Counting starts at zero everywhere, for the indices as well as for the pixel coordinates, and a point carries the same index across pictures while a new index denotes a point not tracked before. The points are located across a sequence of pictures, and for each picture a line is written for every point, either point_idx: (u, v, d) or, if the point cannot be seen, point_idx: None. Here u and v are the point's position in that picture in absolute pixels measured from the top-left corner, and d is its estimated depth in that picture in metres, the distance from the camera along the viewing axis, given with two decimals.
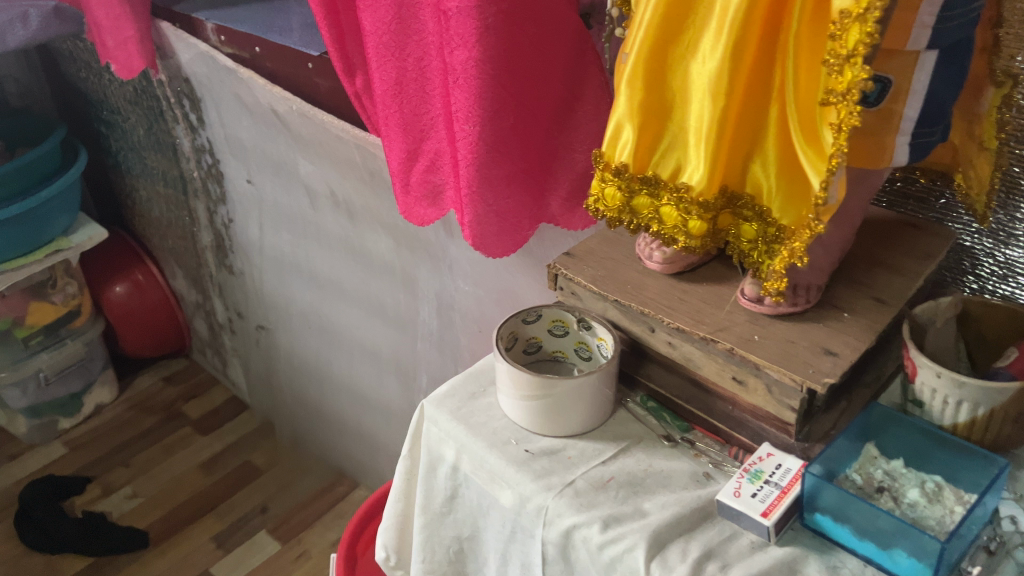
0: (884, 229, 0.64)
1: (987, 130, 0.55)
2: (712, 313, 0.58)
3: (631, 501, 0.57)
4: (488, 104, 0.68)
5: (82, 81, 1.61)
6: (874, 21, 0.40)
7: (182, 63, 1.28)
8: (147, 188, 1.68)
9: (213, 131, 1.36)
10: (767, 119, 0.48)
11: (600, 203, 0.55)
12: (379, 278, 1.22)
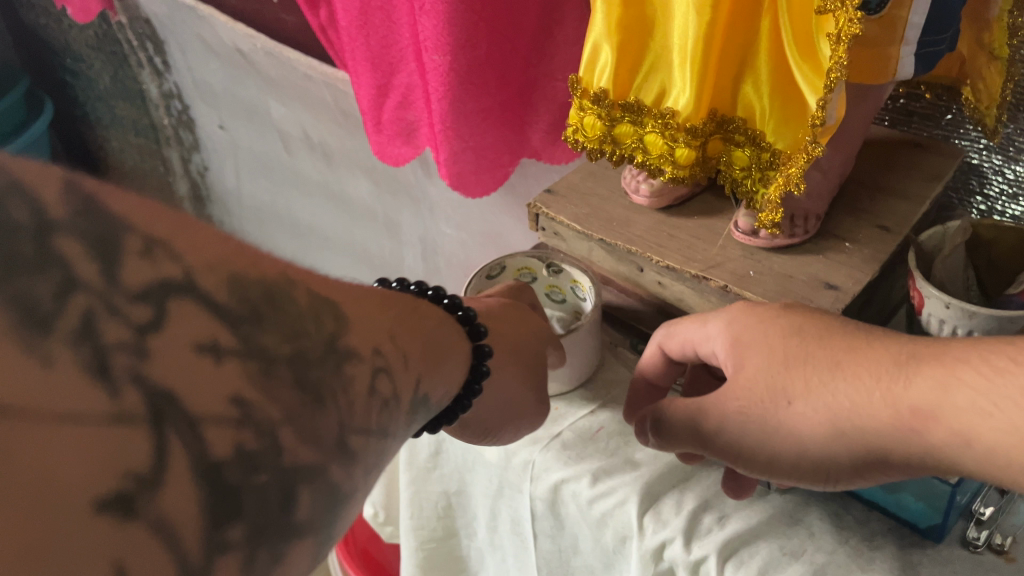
0: (887, 152, 0.60)
1: (998, 37, 0.50)
2: (704, 250, 0.54)
3: (621, 451, 0.54)
4: (457, 31, 0.63)
5: (42, 27, 1.52)
6: None
7: (141, 3, 1.22)
8: (119, 138, 1.62)
9: (180, 76, 1.30)
10: (759, 33, 0.44)
11: (579, 133, 0.51)
12: (361, 223, 1.18)
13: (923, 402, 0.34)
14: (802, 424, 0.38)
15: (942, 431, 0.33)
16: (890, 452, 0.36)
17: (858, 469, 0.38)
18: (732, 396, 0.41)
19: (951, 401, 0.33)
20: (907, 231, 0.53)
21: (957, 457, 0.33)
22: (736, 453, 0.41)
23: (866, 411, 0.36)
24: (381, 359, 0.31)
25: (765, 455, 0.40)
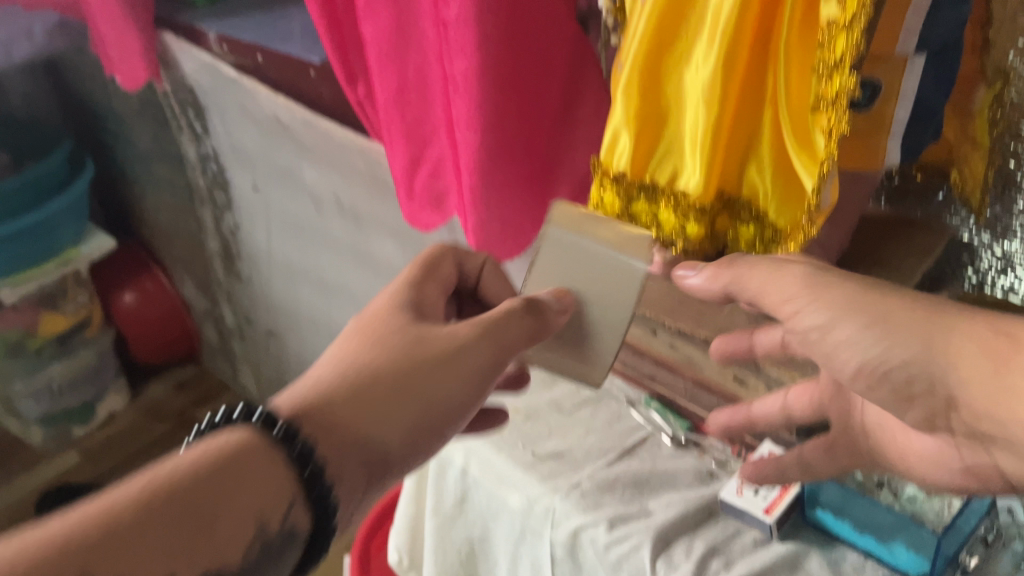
0: (882, 228, 0.65)
1: (980, 128, 0.56)
2: (713, 316, 0.60)
3: (636, 501, 0.59)
4: (488, 110, 0.69)
5: (87, 91, 1.61)
6: (859, 32, 0.40)
7: (186, 73, 1.30)
8: (154, 197, 1.70)
9: (218, 140, 1.37)
10: (761, 124, 0.49)
11: (600, 208, 0.57)
12: (386, 282, 1.23)
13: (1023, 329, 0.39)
14: (894, 309, 0.44)
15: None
16: (957, 370, 0.41)
17: (909, 365, 0.43)
18: (827, 269, 0.47)
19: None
20: None
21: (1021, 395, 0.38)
22: (805, 306, 0.47)
23: (956, 333, 0.41)
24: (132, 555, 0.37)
25: (838, 317, 0.46)
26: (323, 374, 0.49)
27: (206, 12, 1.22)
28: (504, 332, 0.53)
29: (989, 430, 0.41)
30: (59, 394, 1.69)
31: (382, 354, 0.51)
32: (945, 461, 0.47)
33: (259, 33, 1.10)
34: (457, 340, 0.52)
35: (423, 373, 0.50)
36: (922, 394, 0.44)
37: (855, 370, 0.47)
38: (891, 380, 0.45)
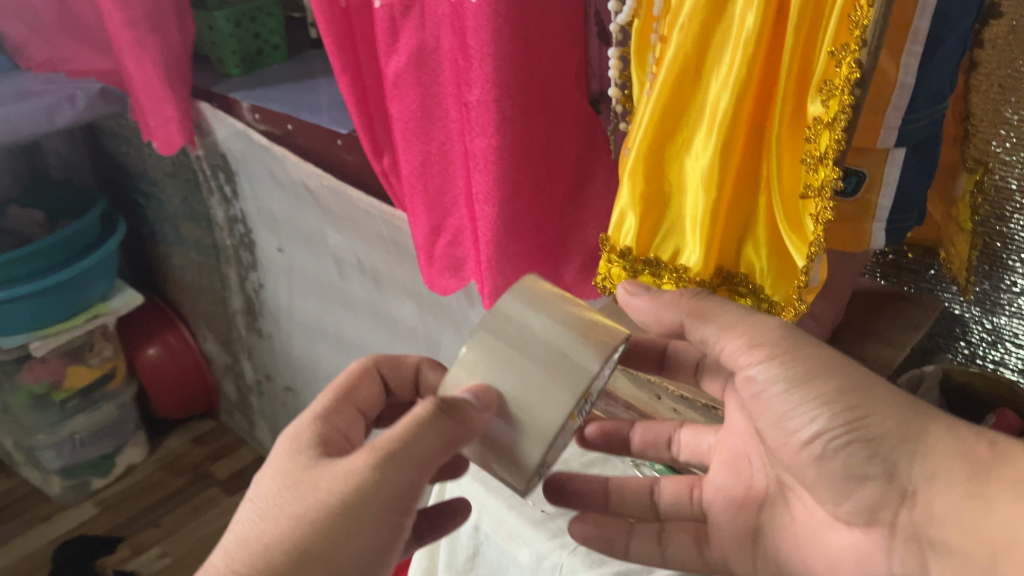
0: (876, 300, 0.68)
1: (963, 212, 0.60)
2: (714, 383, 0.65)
3: (636, 559, 0.64)
4: (506, 188, 0.74)
5: (122, 153, 1.69)
6: (841, 129, 0.46)
7: (218, 140, 1.36)
8: (180, 255, 1.76)
9: (246, 204, 1.44)
10: (756, 207, 0.54)
11: (607, 281, 0.61)
12: (404, 342, 1.28)
13: (1003, 447, 0.47)
14: (870, 393, 0.50)
15: (1004, 473, 0.45)
16: (942, 472, 0.47)
17: (871, 440, 0.49)
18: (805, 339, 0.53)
19: (1019, 464, 0.45)
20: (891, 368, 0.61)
21: (995, 504, 0.44)
22: (766, 356, 0.52)
23: (940, 441, 0.48)
24: None
25: (815, 381, 0.51)
26: (220, 565, 0.45)
27: (240, 85, 1.28)
28: (410, 454, 0.47)
29: (947, 537, 0.47)
30: (80, 446, 1.72)
31: (290, 523, 0.45)
32: (867, 565, 0.52)
33: (290, 104, 1.16)
34: (358, 472, 0.46)
35: (331, 544, 0.44)
36: (878, 476, 0.50)
37: (809, 438, 0.52)
38: (846, 451, 0.50)
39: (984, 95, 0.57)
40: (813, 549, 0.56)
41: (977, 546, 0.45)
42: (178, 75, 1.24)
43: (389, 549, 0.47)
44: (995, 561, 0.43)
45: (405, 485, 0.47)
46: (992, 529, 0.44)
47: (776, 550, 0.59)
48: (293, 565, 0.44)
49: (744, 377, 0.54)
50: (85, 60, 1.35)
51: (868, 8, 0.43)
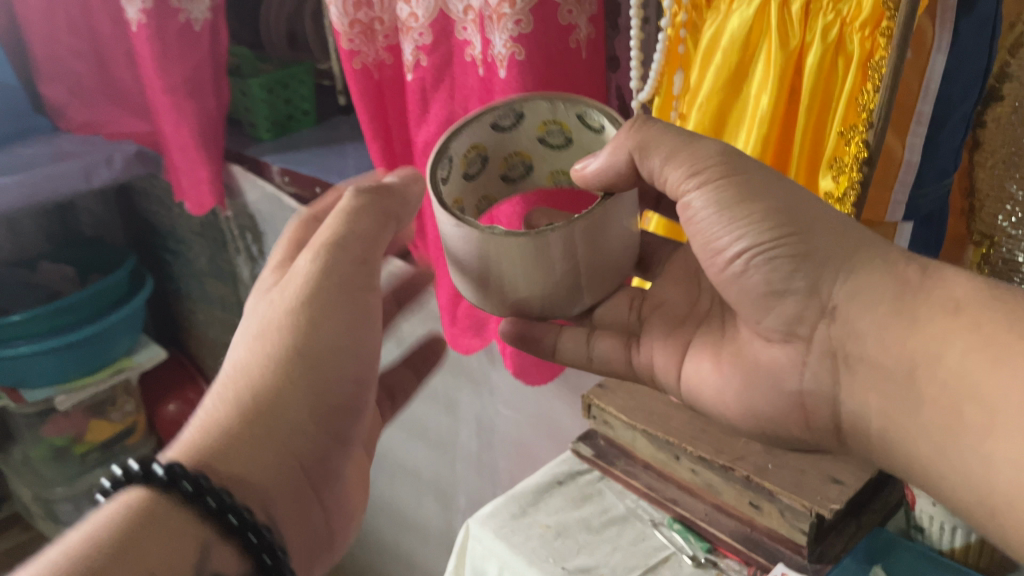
0: None
1: (971, 283, 0.65)
2: (731, 444, 0.66)
3: None
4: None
5: (153, 212, 1.73)
6: (852, 203, 0.49)
7: (249, 201, 1.41)
8: (204, 311, 1.80)
9: (272, 263, 1.47)
10: None
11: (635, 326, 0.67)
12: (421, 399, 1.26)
13: (933, 271, 0.44)
14: (828, 221, 0.46)
15: (934, 294, 0.43)
16: (864, 291, 0.45)
17: (815, 262, 0.46)
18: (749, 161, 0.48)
19: (949, 283, 0.43)
20: None
21: (920, 326, 0.43)
22: (708, 190, 0.47)
23: (866, 257, 0.45)
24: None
25: (758, 204, 0.47)
26: (208, 410, 0.45)
27: (271, 148, 1.33)
28: (362, 254, 0.50)
29: (867, 353, 0.45)
30: None
31: (271, 336, 0.47)
32: (782, 378, 0.50)
33: (319, 168, 1.20)
34: (316, 279, 0.49)
35: (316, 344, 0.47)
36: (799, 292, 0.47)
37: (729, 257, 0.48)
38: (771, 269, 0.47)
39: (990, 171, 0.60)
40: (727, 377, 0.54)
41: (897, 361, 0.44)
42: (211, 137, 1.26)
43: (367, 365, 0.51)
44: (914, 376, 0.43)
45: (366, 283, 0.50)
46: (918, 353, 0.43)
47: (707, 374, 0.55)
48: (257, 417, 0.44)
49: (682, 209, 0.50)
50: (123, 124, 1.41)
51: (874, 93, 0.46)
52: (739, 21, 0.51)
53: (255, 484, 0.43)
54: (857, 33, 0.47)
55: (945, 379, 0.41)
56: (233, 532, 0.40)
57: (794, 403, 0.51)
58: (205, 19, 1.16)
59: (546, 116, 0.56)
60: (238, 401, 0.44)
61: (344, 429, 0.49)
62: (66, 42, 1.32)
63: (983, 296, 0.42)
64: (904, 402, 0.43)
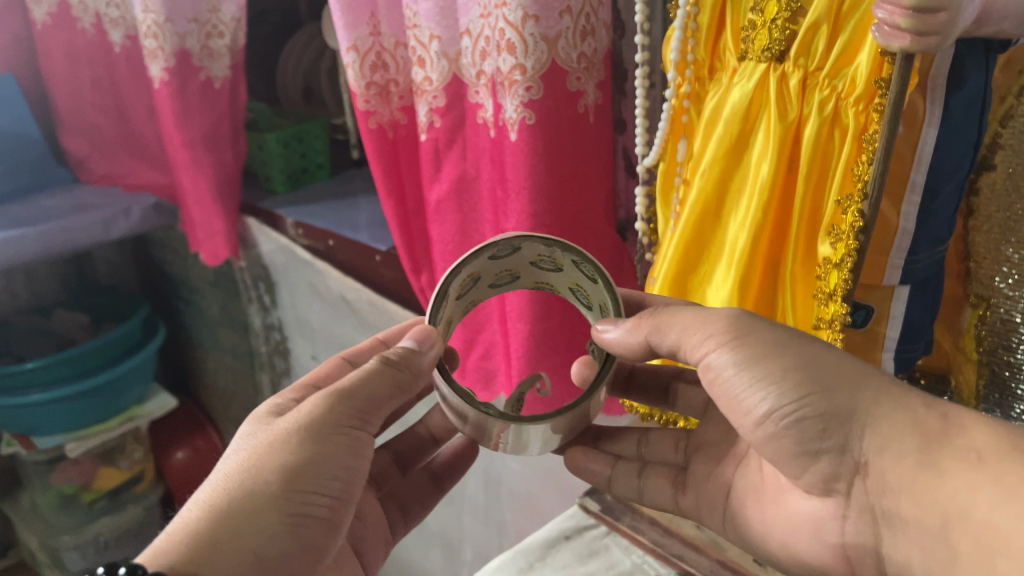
0: None
1: (969, 343, 0.66)
2: None
3: None
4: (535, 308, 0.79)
5: (167, 260, 1.76)
6: (848, 269, 0.51)
7: (262, 252, 1.43)
8: (216, 359, 1.81)
9: (284, 312, 1.50)
10: None
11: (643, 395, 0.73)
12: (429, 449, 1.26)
13: (955, 418, 0.44)
14: (854, 377, 0.47)
15: (956, 443, 0.43)
16: (893, 445, 0.45)
17: (839, 417, 0.46)
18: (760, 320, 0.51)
19: (968, 433, 0.43)
20: None
21: (945, 478, 0.42)
22: (728, 345, 0.50)
23: (889, 407, 0.45)
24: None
25: (775, 360, 0.48)
26: (182, 523, 0.46)
27: (286, 202, 1.35)
28: (367, 406, 0.53)
29: (902, 510, 0.45)
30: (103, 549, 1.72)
31: (257, 458, 0.50)
32: (823, 532, 0.50)
33: (333, 221, 1.23)
34: (313, 413, 0.52)
35: (299, 470, 0.49)
36: (833, 449, 0.47)
37: (761, 418, 0.49)
38: (800, 430, 0.48)
39: (986, 235, 0.62)
40: (779, 527, 0.53)
41: (931, 513, 0.43)
42: (228, 191, 1.29)
43: (349, 496, 0.52)
44: (948, 529, 0.42)
45: (362, 422, 0.53)
46: (948, 499, 0.42)
47: (750, 516, 0.56)
48: (229, 534, 0.45)
49: (705, 367, 0.52)
50: (142, 175, 1.44)
51: (868, 165, 0.49)
52: (741, 94, 0.55)
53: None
54: (851, 108, 0.50)
55: (977, 533, 0.40)
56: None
57: (835, 556, 0.50)
58: (225, 77, 1.19)
59: (541, 251, 0.57)
60: (216, 519, 0.46)
61: (318, 552, 0.50)
62: (90, 97, 1.36)
63: (1004, 448, 0.41)
64: (940, 550, 0.43)
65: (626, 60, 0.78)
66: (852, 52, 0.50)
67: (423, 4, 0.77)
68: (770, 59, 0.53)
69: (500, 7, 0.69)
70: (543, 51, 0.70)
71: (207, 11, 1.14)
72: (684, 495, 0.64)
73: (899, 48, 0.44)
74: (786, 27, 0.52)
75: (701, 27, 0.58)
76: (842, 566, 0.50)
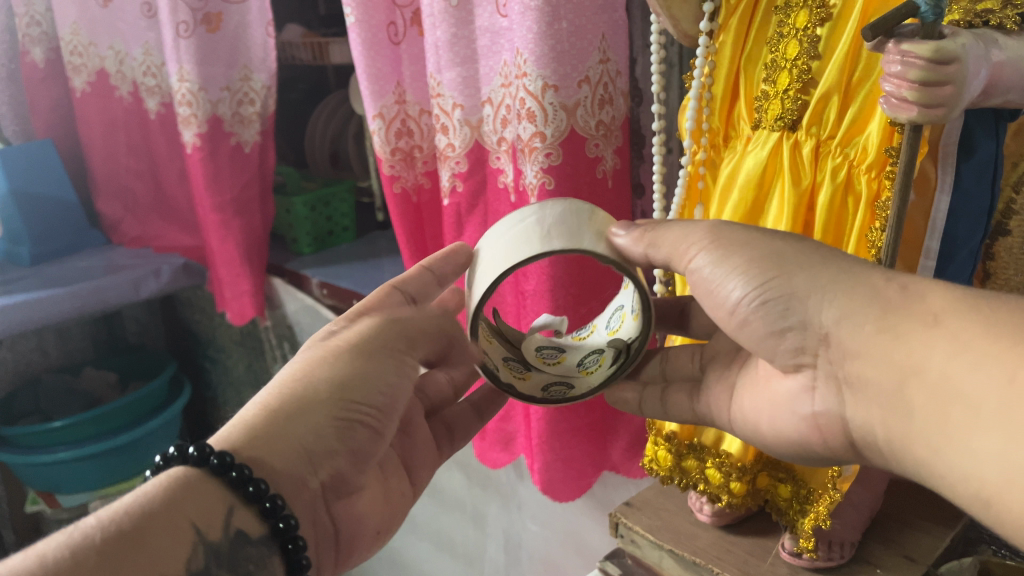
0: (912, 494, 0.73)
1: None
2: (757, 564, 0.65)
3: None
4: (560, 282, 0.75)
5: (193, 320, 1.79)
6: None
7: (287, 311, 1.45)
8: None
9: None
10: None
11: (654, 462, 0.69)
12: (450, 513, 1.22)
13: (916, 287, 0.40)
14: (815, 259, 0.44)
15: (915, 309, 0.39)
16: (852, 315, 0.41)
17: (786, 297, 0.44)
18: (742, 228, 0.48)
19: (929, 294, 0.39)
20: (929, 561, 0.63)
21: (902, 341, 0.39)
22: (713, 244, 0.47)
23: (846, 281, 0.42)
24: (201, 540, 0.43)
25: (742, 251, 0.46)
26: (243, 419, 0.49)
27: (312, 262, 1.37)
28: (415, 330, 0.57)
29: (865, 373, 0.41)
30: None
31: (314, 367, 0.52)
32: (796, 404, 0.47)
33: (357, 280, 1.24)
34: (363, 331, 0.55)
35: (355, 378, 0.51)
36: (797, 326, 0.44)
37: (732, 306, 0.46)
38: (767, 313, 0.45)
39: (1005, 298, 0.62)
40: (766, 403, 0.51)
41: (888, 374, 0.39)
42: (257, 254, 1.32)
43: (394, 407, 0.54)
44: (903, 390, 0.38)
45: (409, 353, 0.56)
46: (905, 362, 0.38)
47: (743, 403, 0.54)
48: (281, 433, 0.48)
49: (689, 272, 0.49)
50: (172, 237, 1.47)
51: (881, 230, 0.51)
52: (755, 161, 0.57)
53: (281, 483, 0.47)
54: (864, 175, 0.52)
55: (933, 384, 0.37)
56: (261, 512, 0.46)
57: (810, 427, 0.47)
58: (255, 142, 1.23)
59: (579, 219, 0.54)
60: (266, 419, 0.49)
61: (363, 451, 0.52)
62: (124, 161, 1.41)
63: (960, 305, 0.37)
64: (895, 409, 0.39)
65: (644, 126, 0.80)
66: (862, 122, 0.52)
67: (446, 73, 0.80)
68: (783, 128, 0.55)
69: (521, 77, 0.71)
70: (563, 119, 0.72)
71: (238, 79, 1.18)
72: (700, 402, 0.59)
73: (906, 119, 0.45)
74: (797, 97, 0.54)
75: (716, 96, 0.60)
76: (818, 438, 0.47)
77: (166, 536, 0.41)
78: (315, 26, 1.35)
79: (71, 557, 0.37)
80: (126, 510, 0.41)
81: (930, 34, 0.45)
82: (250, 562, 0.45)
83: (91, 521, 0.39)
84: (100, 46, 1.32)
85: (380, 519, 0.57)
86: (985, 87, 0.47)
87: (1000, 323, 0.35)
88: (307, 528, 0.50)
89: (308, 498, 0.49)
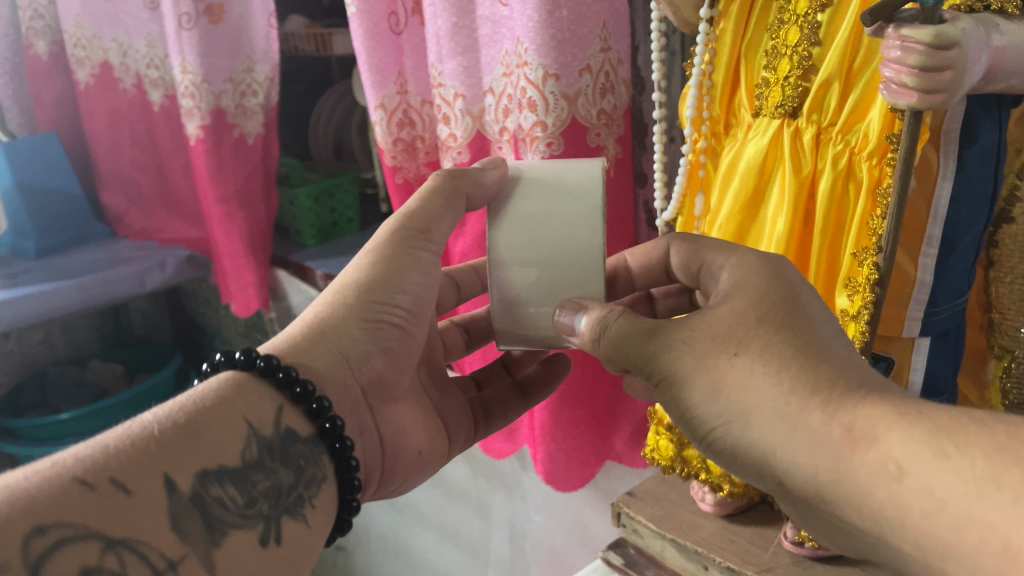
0: None
1: (993, 393, 0.67)
2: (758, 554, 0.65)
3: None
4: None
5: (199, 313, 1.79)
6: (865, 321, 0.52)
7: (292, 303, 1.45)
8: None
9: None
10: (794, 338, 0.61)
11: (656, 452, 0.69)
12: (455, 504, 1.22)
13: (862, 427, 0.35)
14: (750, 391, 0.39)
15: (868, 459, 0.34)
16: (795, 470, 0.37)
17: (742, 444, 0.40)
18: (690, 329, 0.43)
19: (887, 435, 0.34)
20: None
21: (864, 495, 0.34)
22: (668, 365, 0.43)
23: (780, 425, 0.38)
24: (257, 434, 0.44)
25: (690, 375, 0.42)
26: (289, 333, 0.51)
27: (316, 255, 1.37)
28: (427, 226, 0.53)
29: (833, 519, 0.37)
30: None
31: (347, 275, 0.53)
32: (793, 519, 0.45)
33: None
34: (382, 239, 0.53)
35: (378, 280, 0.52)
36: (752, 472, 0.41)
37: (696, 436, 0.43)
38: (726, 450, 0.41)
39: (1010, 286, 0.62)
40: None
41: (863, 525, 0.35)
42: (260, 246, 1.31)
43: (425, 309, 0.54)
44: (883, 538, 0.34)
45: (428, 242, 0.53)
46: (877, 518, 0.34)
47: None
48: (305, 348, 0.50)
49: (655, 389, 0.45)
50: (176, 229, 1.47)
51: (882, 217, 0.50)
52: (756, 148, 0.57)
53: (326, 385, 0.49)
54: (864, 162, 0.52)
55: (915, 538, 0.33)
56: (308, 413, 0.48)
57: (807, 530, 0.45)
58: (258, 133, 1.22)
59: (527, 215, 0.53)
60: (311, 329, 0.51)
61: (397, 352, 0.53)
62: (129, 154, 1.41)
63: (927, 455, 0.33)
64: (879, 551, 0.35)
65: (647, 115, 0.80)
66: (864, 108, 0.52)
67: (448, 63, 0.80)
68: (784, 115, 0.55)
69: (523, 66, 0.71)
70: (564, 108, 0.71)
71: (241, 70, 1.18)
72: None
73: (906, 106, 0.45)
74: (798, 84, 0.54)
75: (716, 84, 0.60)
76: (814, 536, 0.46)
77: (218, 435, 0.42)
78: (318, 17, 1.34)
79: (131, 445, 0.39)
80: (183, 407, 0.43)
81: (930, 19, 0.45)
82: (301, 458, 0.46)
83: (149, 417, 0.42)
84: (103, 39, 1.31)
85: (420, 442, 0.58)
86: (986, 72, 0.47)
87: (978, 475, 0.31)
88: (355, 437, 0.52)
89: (354, 405, 0.51)
